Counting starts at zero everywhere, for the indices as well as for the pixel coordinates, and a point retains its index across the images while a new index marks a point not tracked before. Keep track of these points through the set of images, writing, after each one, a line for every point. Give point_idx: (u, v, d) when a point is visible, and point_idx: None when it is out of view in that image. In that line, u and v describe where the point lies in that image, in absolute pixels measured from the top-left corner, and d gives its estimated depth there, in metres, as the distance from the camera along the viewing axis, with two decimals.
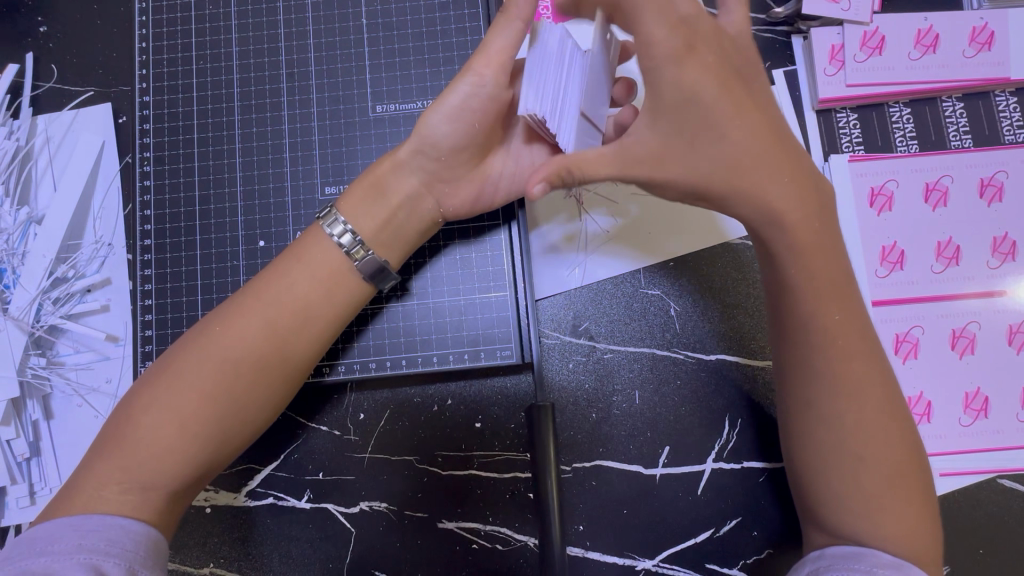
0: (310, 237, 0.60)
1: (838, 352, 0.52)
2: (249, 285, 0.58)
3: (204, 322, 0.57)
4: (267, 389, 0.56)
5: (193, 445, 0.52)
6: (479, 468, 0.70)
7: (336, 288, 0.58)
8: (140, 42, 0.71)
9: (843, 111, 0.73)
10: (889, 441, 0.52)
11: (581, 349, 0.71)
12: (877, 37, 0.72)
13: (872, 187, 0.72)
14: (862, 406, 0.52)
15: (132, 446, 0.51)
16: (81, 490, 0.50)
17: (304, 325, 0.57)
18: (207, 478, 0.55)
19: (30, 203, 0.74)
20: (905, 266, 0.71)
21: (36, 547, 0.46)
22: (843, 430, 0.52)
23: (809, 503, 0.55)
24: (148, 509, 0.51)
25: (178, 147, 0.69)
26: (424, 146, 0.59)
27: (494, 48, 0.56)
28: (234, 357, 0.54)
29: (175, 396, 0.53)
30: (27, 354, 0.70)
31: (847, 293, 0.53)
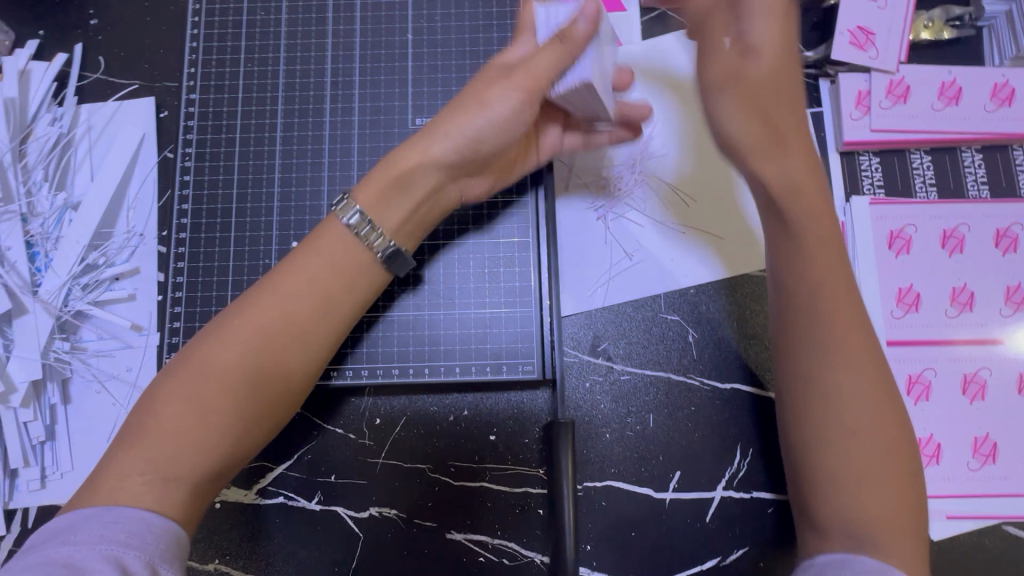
0: (325, 226, 0.60)
1: (837, 325, 0.54)
2: (267, 275, 0.59)
3: (225, 311, 0.57)
4: (288, 378, 0.57)
5: (213, 435, 0.53)
6: (490, 480, 0.70)
7: (356, 276, 0.60)
8: (191, 41, 0.73)
9: (866, 154, 0.75)
10: (886, 413, 0.52)
11: (598, 369, 0.72)
12: (902, 86, 0.74)
13: (891, 230, 0.73)
14: (859, 380, 0.53)
15: (157, 437, 0.52)
16: (106, 480, 0.51)
17: (324, 311, 0.58)
18: (236, 469, 0.56)
19: (67, 188, 0.74)
20: (920, 308, 0.72)
21: (61, 535, 0.47)
22: (846, 407, 0.52)
23: (832, 492, 0.52)
24: (170, 501, 0.51)
25: (219, 146, 0.71)
26: (463, 150, 0.60)
27: (537, 66, 0.56)
28: (255, 347, 0.55)
29: (198, 385, 0.53)
30: (51, 338, 0.70)
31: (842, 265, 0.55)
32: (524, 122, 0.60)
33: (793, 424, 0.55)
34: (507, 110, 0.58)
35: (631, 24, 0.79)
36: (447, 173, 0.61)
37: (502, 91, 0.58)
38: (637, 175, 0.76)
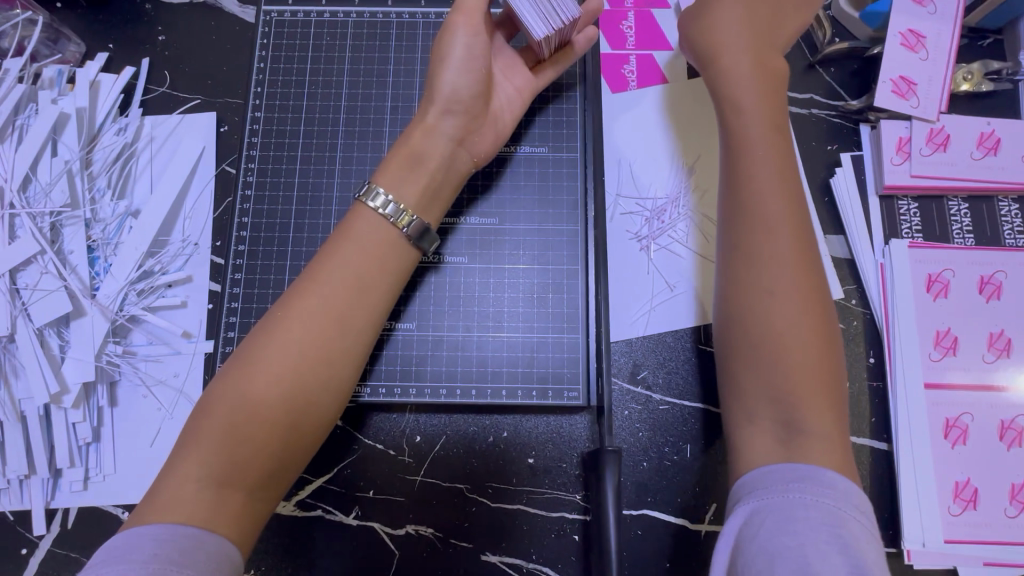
0: (353, 214, 0.62)
1: (773, 262, 0.55)
2: (306, 270, 0.60)
3: (271, 310, 0.59)
4: (332, 369, 0.57)
5: (265, 434, 0.54)
6: (527, 503, 0.71)
7: (386, 258, 0.61)
8: (259, 62, 0.76)
9: (905, 199, 0.77)
10: (823, 343, 0.53)
11: (637, 397, 0.73)
12: (942, 135, 0.76)
13: (929, 273, 0.75)
14: (795, 310, 0.53)
15: (212, 441, 0.53)
16: (164, 492, 0.51)
17: (360, 295, 0.59)
18: (286, 475, 0.56)
19: (128, 196, 0.77)
20: (958, 352, 0.73)
21: (118, 554, 0.47)
22: (781, 342, 0.53)
23: (791, 436, 0.51)
24: (223, 510, 0.52)
25: (281, 163, 0.73)
26: (449, 105, 0.63)
27: (468, 4, 0.63)
28: (299, 338, 0.56)
29: (250, 385, 0.54)
30: (105, 341, 0.72)
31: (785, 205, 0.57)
32: (481, 55, 0.64)
33: (737, 369, 0.55)
34: (456, 49, 0.63)
35: (677, 62, 0.83)
36: (457, 133, 0.64)
37: (452, 35, 0.63)
38: (683, 211, 0.78)
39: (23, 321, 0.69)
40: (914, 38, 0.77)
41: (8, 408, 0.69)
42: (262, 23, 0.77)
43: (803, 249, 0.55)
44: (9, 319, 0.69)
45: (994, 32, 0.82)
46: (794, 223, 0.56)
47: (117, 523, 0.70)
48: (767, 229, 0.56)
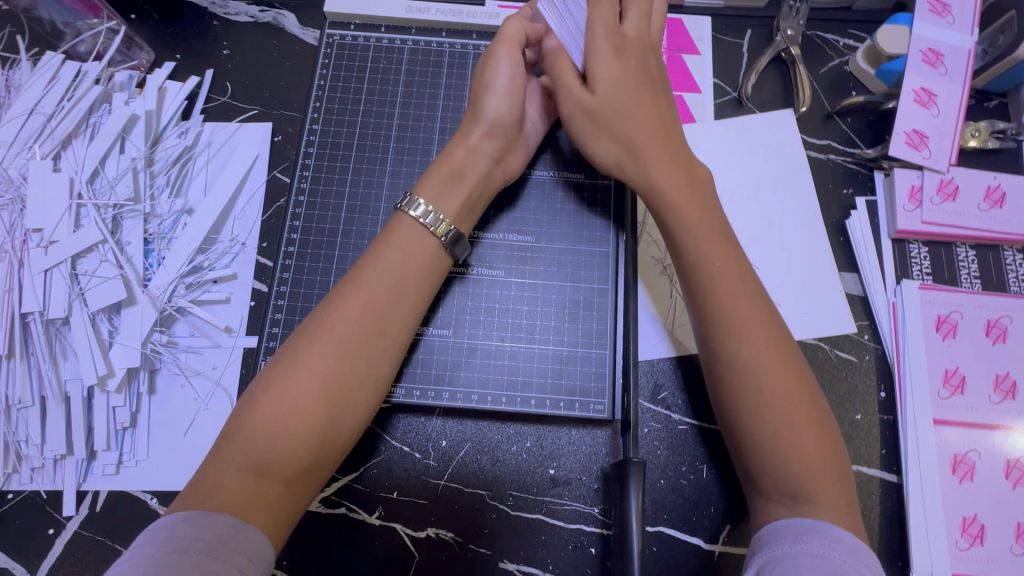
0: (395, 222, 0.65)
1: (745, 335, 0.59)
2: (347, 273, 0.63)
3: (313, 311, 0.61)
4: (369, 368, 0.59)
5: (306, 428, 0.55)
6: (547, 513, 0.72)
7: (425, 264, 0.64)
8: (319, 79, 0.82)
9: (916, 243, 0.82)
10: (803, 399, 0.58)
11: (658, 416, 0.76)
12: (951, 186, 0.82)
13: (939, 314, 0.78)
14: (778, 386, 0.58)
15: (257, 430, 0.54)
16: (205, 480, 0.53)
17: (400, 297, 0.62)
18: (319, 472, 0.57)
19: (184, 194, 0.81)
20: (965, 391, 0.76)
21: (157, 538, 0.47)
22: (764, 409, 0.57)
23: (792, 496, 0.55)
24: (261, 498, 0.52)
25: (333, 173, 0.78)
26: (491, 127, 0.68)
27: (509, 34, 0.70)
28: (341, 335, 0.58)
29: (293, 381, 0.56)
30: (152, 329, 0.75)
31: (736, 291, 0.61)
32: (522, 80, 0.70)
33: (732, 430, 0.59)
34: (505, 76, 0.69)
35: (705, 105, 0.89)
36: (496, 153, 0.70)
37: (495, 63, 0.69)
38: None
39: (78, 305, 0.72)
40: (926, 95, 0.82)
41: (54, 388, 0.72)
42: (324, 44, 0.83)
43: (769, 325, 0.61)
44: (66, 302, 0.72)
45: (999, 95, 0.88)
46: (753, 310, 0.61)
47: (146, 509, 0.71)
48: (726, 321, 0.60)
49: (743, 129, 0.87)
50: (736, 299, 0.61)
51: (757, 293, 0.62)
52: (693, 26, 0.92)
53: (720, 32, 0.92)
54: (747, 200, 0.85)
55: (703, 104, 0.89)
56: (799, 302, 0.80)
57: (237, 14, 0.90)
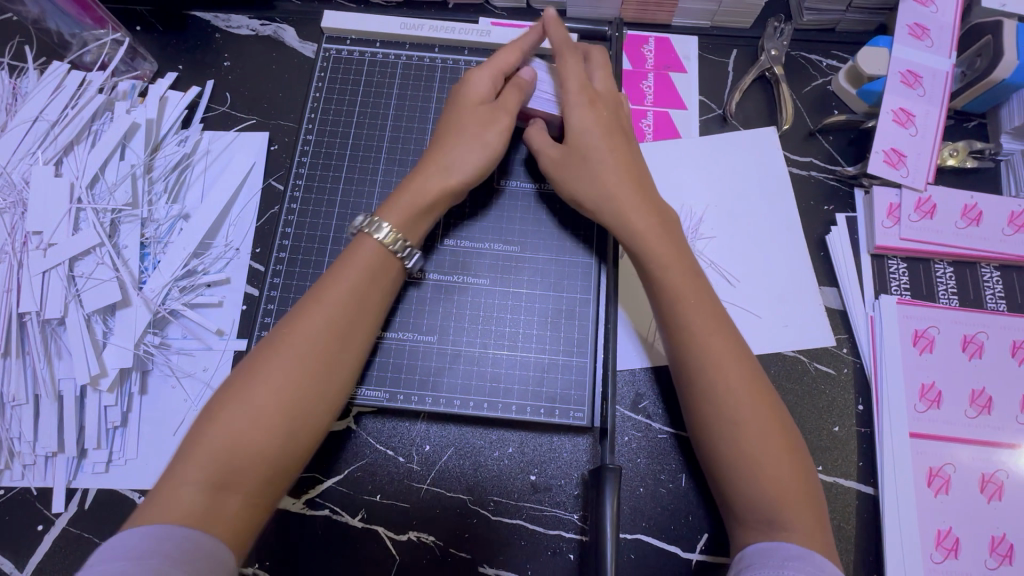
0: (359, 242, 0.66)
1: (714, 367, 0.62)
2: (308, 291, 0.64)
3: (272, 327, 0.62)
4: (328, 381, 0.60)
5: (262, 441, 0.55)
6: (527, 518, 0.74)
7: (383, 278, 0.65)
8: (315, 91, 0.84)
9: (895, 259, 0.84)
10: (771, 421, 0.60)
11: (638, 425, 0.77)
12: (929, 204, 0.83)
13: (916, 329, 0.80)
14: (750, 417, 0.60)
15: (212, 443, 0.54)
16: (161, 491, 0.53)
17: (361, 313, 0.63)
18: (277, 485, 0.57)
19: (181, 200, 0.83)
20: (942, 406, 0.77)
21: (113, 553, 0.47)
22: (739, 442, 0.60)
23: (769, 521, 0.57)
24: (217, 512, 0.52)
25: (325, 182, 0.80)
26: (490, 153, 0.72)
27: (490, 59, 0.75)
28: (300, 351, 0.59)
29: (250, 395, 0.56)
30: (145, 331, 0.77)
31: (710, 325, 0.64)
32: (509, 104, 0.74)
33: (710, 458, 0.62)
34: (485, 88, 0.73)
35: (691, 122, 0.92)
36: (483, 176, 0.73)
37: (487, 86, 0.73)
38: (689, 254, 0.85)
39: (74, 306, 0.74)
40: (904, 115, 0.84)
41: (48, 387, 0.74)
42: (321, 58, 0.86)
43: (740, 355, 0.63)
44: (62, 303, 0.74)
45: (978, 116, 0.91)
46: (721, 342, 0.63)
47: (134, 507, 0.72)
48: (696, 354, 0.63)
49: (726, 145, 0.90)
50: (706, 332, 0.63)
51: (726, 324, 0.65)
52: (680, 45, 0.95)
53: (707, 51, 0.95)
54: (729, 214, 0.87)
55: (688, 121, 0.92)
56: (779, 315, 0.82)
57: (238, 28, 0.94)
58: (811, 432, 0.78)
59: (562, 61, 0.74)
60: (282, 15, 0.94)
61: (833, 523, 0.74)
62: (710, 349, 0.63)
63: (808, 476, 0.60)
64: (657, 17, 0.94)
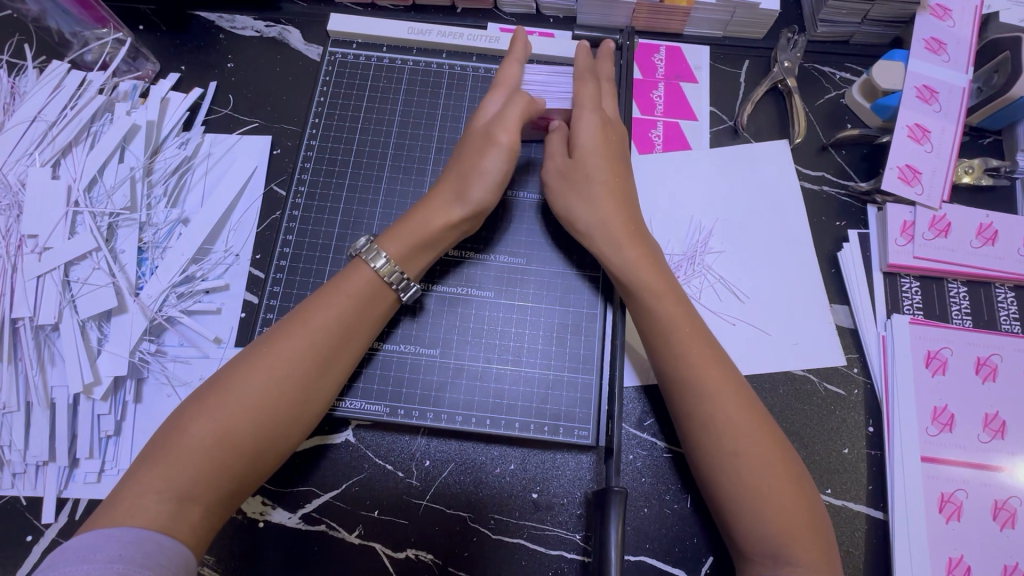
0: (352, 266, 0.66)
1: (715, 399, 0.61)
2: (295, 310, 0.63)
3: (254, 343, 0.62)
4: (303, 403, 0.60)
5: (231, 459, 0.56)
6: (528, 538, 0.72)
7: (371, 303, 0.65)
8: (319, 95, 0.83)
9: (907, 277, 0.82)
10: (774, 455, 0.59)
11: (643, 443, 0.75)
12: (944, 222, 0.82)
13: (928, 350, 0.78)
14: (752, 444, 0.59)
15: (182, 453, 0.55)
16: (125, 498, 0.53)
17: (346, 339, 0.63)
18: (238, 499, 0.58)
19: (180, 205, 0.81)
20: (954, 429, 0.75)
21: (80, 554, 0.48)
22: (745, 475, 0.59)
23: (774, 555, 0.56)
24: (178, 520, 0.53)
25: (328, 189, 0.79)
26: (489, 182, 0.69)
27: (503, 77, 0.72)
28: (281, 374, 0.59)
29: (223, 412, 0.57)
30: (141, 338, 0.75)
31: (705, 353, 0.63)
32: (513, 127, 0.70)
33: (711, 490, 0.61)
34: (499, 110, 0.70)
35: (701, 133, 0.90)
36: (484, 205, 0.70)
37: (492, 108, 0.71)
38: (698, 268, 0.83)
39: (68, 312, 0.73)
40: (920, 131, 0.83)
41: (40, 394, 0.72)
42: (326, 61, 0.84)
43: (739, 387, 0.62)
44: (56, 309, 0.72)
45: (994, 132, 0.89)
46: (715, 365, 0.63)
47: None
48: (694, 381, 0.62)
49: (737, 158, 0.88)
50: (701, 360, 0.63)
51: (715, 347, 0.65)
52: (691, 55, 0.93)
53: (719, 61, 0.93)
54: (739, 228, 0.85)
55: (699, 132, 0.90)
56: (789, 333, 0.80)
57: (243, 29, 0.92)
58: (820, 454, 0.76)
59: (579, 86, 0.73)
60: (287, 16, 0.93)
61: (842, 548, 0.72)
62: (712, 381, 0.62)
63: (814, 508, 0.59)
64: (668, 26, 0.93)
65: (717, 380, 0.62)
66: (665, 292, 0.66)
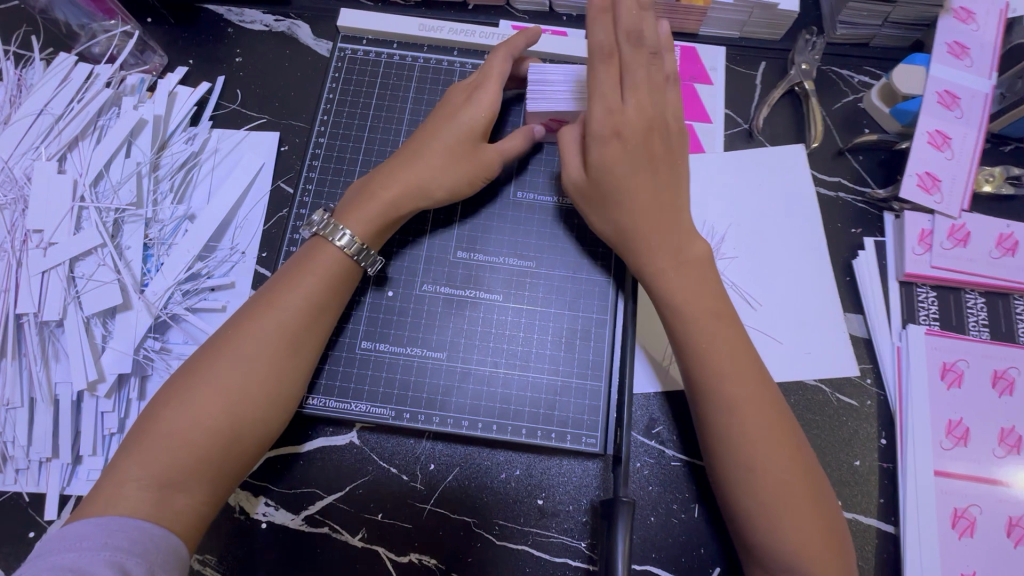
0: (315, 246, 0.65)
1: (744, 414, 0.60)
2: (260, 293, 0.63)
3: (222, 328, 0.61)
4: (278, 387, 0.59)
5: (207, 442, 0.55)
6: (533, 544, 0.71)
7: (336, 281, 0.64)
8: (328, 92, 0.82)
9: (924, 287, 0.80)
10: (797, 471, 0.59)
11: (651, 450, 0.74)
12: (963, 231, 0.80)
13: (944, 362, 0.77)
14: (762, 448, 0.58)
15: (157, 440, 0.54)
16: (105, 489, 0.53)
17: (312, 318, 0.62)
18: (222, 485, 0.57)
19: (186, 201, 0.81)
20: (969, 443, 0.74)
21: (64, 544, 0.48)
22: (767, 492, 0.58)
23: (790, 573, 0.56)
24: (162, 508, 0.53)
25: (336, 187, 0.78)
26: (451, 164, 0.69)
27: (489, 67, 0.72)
28: (248, 355, 0.58)
29: (193, 394, 0.56)
30: (145, 336, 0.74)
31: (733, 363, 0.61)
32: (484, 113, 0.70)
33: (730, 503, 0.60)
34: (489, 110, 0.70)
35: (715, 135, 0.88)
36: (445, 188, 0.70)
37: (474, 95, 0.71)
38: None
39: (73, 308, 0.72)
40: (940, 137, 0.81)
41: (44, 390, 0.71)
42: (335, 58, 0.83)
43: (769, 402, 0.61)
44: (61, 304, 0.72)
45: (1016, 140, 0.87)
46: (731, 369, 0.61)
47: None
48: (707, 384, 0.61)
49: (752, 162, 0.86)
50: (730, 374, 0.61)
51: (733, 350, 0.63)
52: (706, 55, 0.91)
53: (734, 63, 0.92)
54: (752, 234, 0.84)
55: (713, 135, 0.88)
56: (801, 342, 0.79)
57: (251, 23, 0.91)
58: (831, 465, 0.75)
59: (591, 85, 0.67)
60: (297, 11, 0.91)
61: None
62: (742, 397, 0.60)
63: (834, 527, 0.58)
64: (684, 25, 0.91)
65: (745, 396, 0.60)
66: (677, 300, 0.64)
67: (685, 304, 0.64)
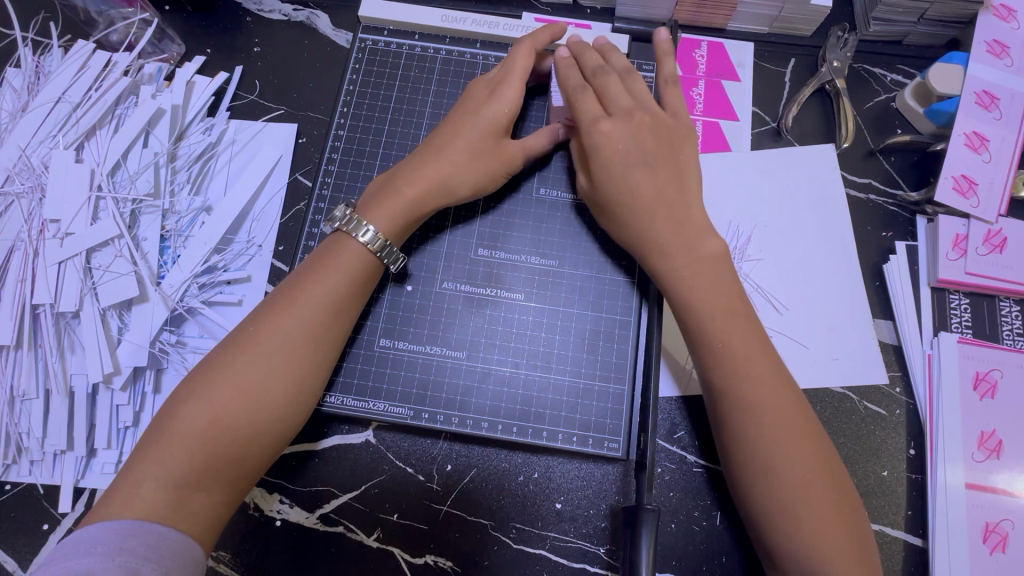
0: (336, 242, 0.64)
1: (772, 424, 0.57)
2: (279, 290, 0.62)
3: (242, 325, 0.60)
4: (297, 387, 0.58)
5: (224, 443, 0.54)
6: (551, 549, 0.70)
7: (357, 281, 0.63)
8: (349, 84, 0.80)
9: (956, 294, 0.78)
10: (827, 485, 0.56)
11: (672, 456, 0.73)
12: (999, 237, 0.78)
13: (977, 371, 0.74)
14: (800, 465, 0.56)
15: (174, 439, 0.53)
16: (122, 488, 0.52)
17: (333, 318, 0.61)
18: (238, 487, 0.56)
19: (203, 193, 0.79)
20: (1001, 455, 0.72)
21: (79, 548, 0.47)
22: (797, 506, 0.55)
23: None
24: (180, 512, 0.52)
25: (356, 181, 0.76)
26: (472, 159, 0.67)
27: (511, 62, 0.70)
28: (268, 353, 0.57)
29: (212, 393, 0.55)
30: (161, 329, 0.73)
31: (762, 372, 0.59)
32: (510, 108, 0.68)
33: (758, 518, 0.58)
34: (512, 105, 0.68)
35: (742, 134, 0.86)
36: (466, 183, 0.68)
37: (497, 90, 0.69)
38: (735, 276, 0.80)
39: (89, 300, 0.71)
40: (977, 139, 0.78)
41: (59, 382, 0.71)
42: (356, 48, 0.81)
43: (798, 413, 0.59)
44: (77, 296, 0.71)
45: None
46: (769, 379, 0.59)
47: None
48: (746, 395, 0.58)
49: (780, 162, 0.84)
50: (758, 382, 0.59)
51: (773, 359, 0.61)
52: (735, 51, 0.89)
53: (763, 59, 0.89)
54: (779, 235, 0.81)
55: (740, 134, 0.86)
56: (828, 347, 0.77)
57: (270, 12, 0.89)
58: (857, 475, 0.73)
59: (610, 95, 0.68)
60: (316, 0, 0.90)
61: None
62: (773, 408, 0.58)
63: (864, 543, 0.56)
64: (712, 20, 0.88)
65: (777, 407, 0.58)
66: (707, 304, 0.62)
67: (715, 309, 0.62)
